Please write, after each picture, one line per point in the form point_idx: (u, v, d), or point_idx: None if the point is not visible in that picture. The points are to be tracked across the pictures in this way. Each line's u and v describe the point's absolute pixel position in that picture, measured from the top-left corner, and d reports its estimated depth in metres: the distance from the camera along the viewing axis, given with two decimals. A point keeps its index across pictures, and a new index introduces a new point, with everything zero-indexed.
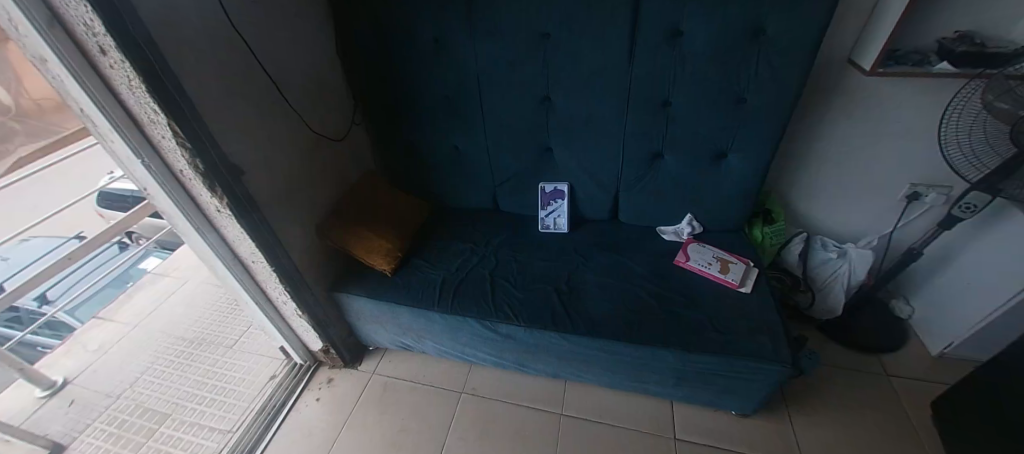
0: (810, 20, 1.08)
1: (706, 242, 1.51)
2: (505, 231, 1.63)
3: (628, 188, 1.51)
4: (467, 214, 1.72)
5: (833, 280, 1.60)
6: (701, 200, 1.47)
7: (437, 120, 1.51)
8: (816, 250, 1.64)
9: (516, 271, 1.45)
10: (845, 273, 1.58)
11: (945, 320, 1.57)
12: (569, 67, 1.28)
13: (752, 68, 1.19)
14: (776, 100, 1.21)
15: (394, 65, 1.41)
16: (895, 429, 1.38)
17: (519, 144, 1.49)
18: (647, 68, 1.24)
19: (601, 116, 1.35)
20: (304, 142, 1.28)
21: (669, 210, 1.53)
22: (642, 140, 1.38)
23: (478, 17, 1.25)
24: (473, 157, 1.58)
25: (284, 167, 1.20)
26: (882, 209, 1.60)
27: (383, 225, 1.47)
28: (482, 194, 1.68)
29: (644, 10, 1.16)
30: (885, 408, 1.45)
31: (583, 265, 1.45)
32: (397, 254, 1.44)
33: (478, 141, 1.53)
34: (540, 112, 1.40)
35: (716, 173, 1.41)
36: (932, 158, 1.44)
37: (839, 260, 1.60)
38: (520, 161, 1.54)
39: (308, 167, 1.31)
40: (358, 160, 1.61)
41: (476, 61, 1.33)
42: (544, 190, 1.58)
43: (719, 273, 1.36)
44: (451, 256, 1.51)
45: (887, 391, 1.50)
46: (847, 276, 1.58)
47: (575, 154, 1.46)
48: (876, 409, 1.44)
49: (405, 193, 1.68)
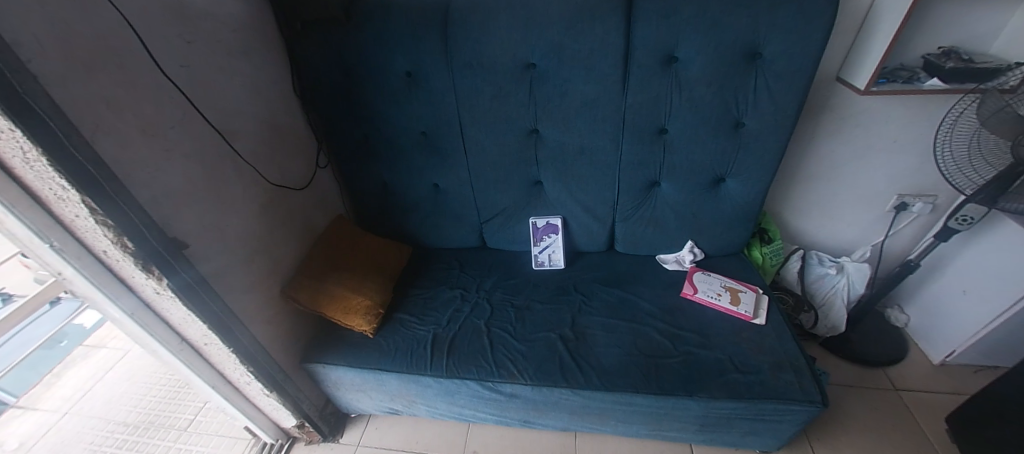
0: (809, 42, 1.03)
1: (710, 268, 1.44)
2: (496, 271, 1.50)
3: (625, 218, 1.42)
4: (453, 254, 1.58)
5: (832, 295, 1.58)
6: (701, 226, 1.40)
7: (414, 157, 1.37)
8: (812, 266, 1.62)
9: (514, 318, 1.31)
10: (844, 287, 1.57)
11: (942, 329, 1.56)
12: (558, 97, 1.17)
13: (751, 91, 1.12)
14: (776, 123, 1.15)
15: (362, 101, 1.26)
16: (910, 446, 1.36)
17: (506, 179, 1.37)
18: (642, 95, 1.15)
19: (594, 147, 1.25)
20: (262, 196, 1.10)
21: (668, 238, 1.45)
22: (638, 169, 1.29)
23: (456, 47, 1.12)
24: (456, 194, 1.45)
25: (239, 229, 1.02)
26: (872, 220, 1.59)
27: (360, 279, 1.31)
28: (468, 232, 1.55)
29: (637, 35, 1.07)
30: (897, 425, 1.42)
31: (585, 305, 1.34)
32: (378, 311, 1.27)
33: (461, 178, 1.39)
34: (527, 145, 1.28)
35: (715, 198, 1.34)
36: (919, 170, 1.44)
37: (837, 275, 1.59)
38: (508, 196, 1.42)
39: (268, 223, 1.13)
40: (326, 205, 1.44)
41: (454, 94, 1.21)
42: (536, 225, 1.47)
43: (729, 304, 1.28)
44: (440, 306, 1.36)
45: (897, 406, 1.47)
46: (846, 290, 1.57)
47: (568, 186, 1.36)
48: (891, 428, 1.41)
49: (381, 238, 1.52)
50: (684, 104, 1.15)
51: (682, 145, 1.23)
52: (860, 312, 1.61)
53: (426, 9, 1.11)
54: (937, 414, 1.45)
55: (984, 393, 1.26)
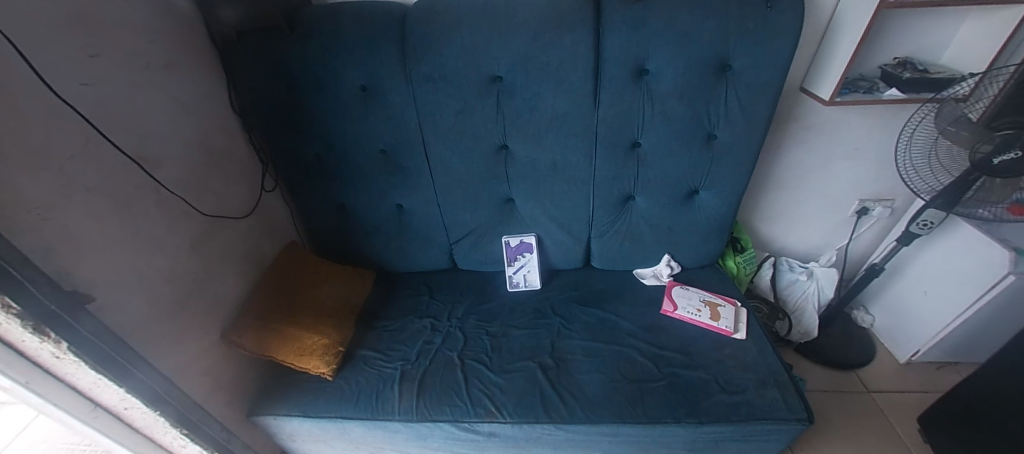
0: (779, 54, 1.00)
1: (687, 281, 1.41)
2: (468, 295, 1.41)
3: (600, 234, 1.37)
4: (421, 278, 1.48)
5: (803, 301, 1.60)
6: (676, 239, 1.37)
7: (372, 178, 1.25)
8: (784, 273, 1.63)
9: (489, 347, 1.22)
10: (814, 293, 1.59)
11: (906, 330, 1.61)
12: (526, 111, 1.10)
13: (723, 103, 1.09)
14: (748, 135, 1.13)
15: (311, 118, 1.14)
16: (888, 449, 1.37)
17: (475, 198, 1.29)
18: (613, 109, 1.09)
19: (566, 164, 1.19)
20: (191, 231, 0.96)
21: (644, 253, 1.41)
22: (612, 184, 1.24)
23: (414, 59, 1.03)
24: (422, 216, 1.34)
25: (163, 270, 0.88)
26: (836, 225, 1.62)
27: (316, 316, 1.19)
28: (437, 254, 1.45)
29: (606, 46, 1.01)
30: (874, 428, 1.43)
31: (564, 328, 1.27)
32: (337, 350, 1.15)
33: (426, 198, 1.29)
34: (495, 162, 1.20)
35: (689, 211, 1.32)
36: (878, 175, 1.47)
37: (807, 281, 1.60)
38: (477, 216, 1.33)
39: (201, 262, 0.98)
40: (275, 233, 1.30)
41: (414, 110, 1.11)
42: (509, 245, 1.39)
43: (710, 320, 1.25)
44: (408, 339, 1.25)
45: (871, 409, 1.49)
46: (817, 295, 1.59)
47: (541, 204, 1.29)
48: (868, 432, 1.42)
49: (339, 267, 1.39)
50: (656, 117, 1.11)
51: (655, 159, 1.19)
52: (829, 317, 1.64)
53: (378, 19, 1.01)
54: (909, 414, 1.47)
55: (952, 392, 1.30)
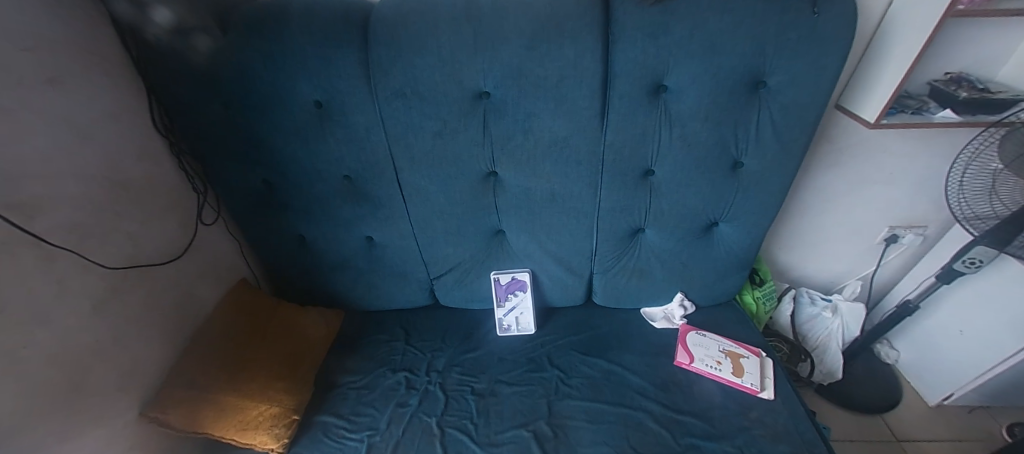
0: (826, 69, 0.82)
1: (702, 324, 1.25)
2: (453, 340, 1.23)
3: (603, 270, 1.18)
4: (398, 319, 1.29)
5: (826, 337, 1.46)
6: (690, 277, 1.20)
7: (335, 210, 1.05)
8: (806, 307, 1.48)
9: (475, 411, 1.06)
10: (838, 330, 1.45)
11: (937, 371, 1.48)
12: (518, 134, 0.91)
13: (754, 127, 0.90)
14: (782, 163, 0.95)
15: (256, 141, 0.93)
16: None
17: (458, 232, 1.09)
18: (622, 132, 0.90)
19: (566, 194, 1.00)
20: (80, 293, 0.75)
21: (654, 290, 1.23)
22: (618, 217, 1.05)
23: (379, 72, 0.84)
24: (396, 252, 1.15)
25: (35, 351, 0.68)
26: (861, 253, 1.46)
27: (268, 376, 1.01)
28: (416, 292, 1.25)
29: (616, 58, 0.81)
30: None
31: (563, 384, 1.11)
32: (291, 418, 0.99)
33: (401, 233, 1.10)
34: (482, 192, 1.01)
35: (706, 245, 1.14)
36: (913, 201, 1.31)
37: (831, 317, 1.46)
38: (461, 251, 1.14)
39: (97, 330, 0.79)
40: (218, 273, 1.10)
41: (383, 132, 0.91)
42: (499, 282, 1.19)
43: (733, 376, 1.10)
44: (379, 401, 1.09)
45: None
46: (841, 332, 1.45)
47: (536, 238, 1.10)
48: None
49: (299, 309, 1.19)
50: (674, 143, 0.92)
51: (671, 190, 1.00)
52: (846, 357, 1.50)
53: (333, 21, 0.81)
54: None
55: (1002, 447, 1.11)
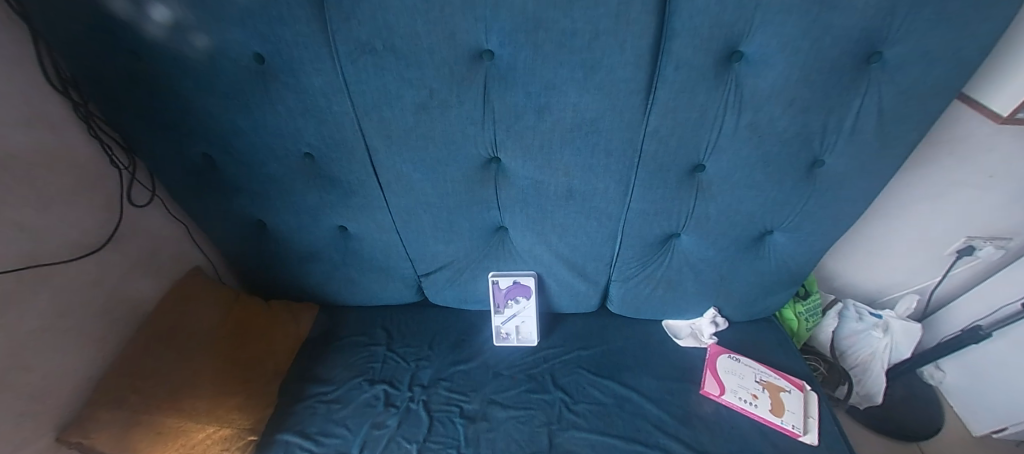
0: (978, 39, 0.57)
1: (730, 346, 1.08)
2: (443, 349, 1.07)
3: (623, 278, 0.99)
4: (379, 318, 1.13)
5: (870, 358, 1.30)
6: (726, 291, 1.00)
7: (298, 197, 0.84)
8: (850, 322, 1.31)
9: (464, 439, 0.92)
10: (886, 351, 1.29)
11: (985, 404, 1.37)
12: (531, 113, 0.68)
13: (851, 116, 0.66)
14: (873, 167, 0.72)
15: (189, 104, 0.72)
16: None
17: (450, 230, 0.89)
18: (672, 116, 0.66)
19: (587, 192, 0.78)
20: None
21: (681, 303, 1.04)
22: (650, 222, 0.83)
23: (339, 17, 0.60)
24: (375, 248, 0.95)
25: None
26: (922, 264, 1.25)
27: (219, 390, 0.86)
28: (401, 289, 1.06)
29: (678, 8, 0.56)
30: None
31: (568, 411, 0.97)
32: (247, 438, 0.85)
33: (381, 227, 0.89)
34: (481, 183, 0.79)
35: (752, 257, 0.93)
36: (1004, 210, 1.07)
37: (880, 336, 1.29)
38: (453, 250, 0.94)
39: None
40: (158, 262, 0.91)
41: (348, 101, 0.68)
42: (499, 287, 1.00)
43: (771, 414, 0.95)
44: (354, 420, 0.95)
45: None
46: (887, 354, 1.29)
47: (545, 240, 0.89)
48: None
49: (260, 305, 1.03)
50: (739, 134, 0.68)
51: (723, 193, 0.78)
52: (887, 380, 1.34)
53: None
54: None
55: None
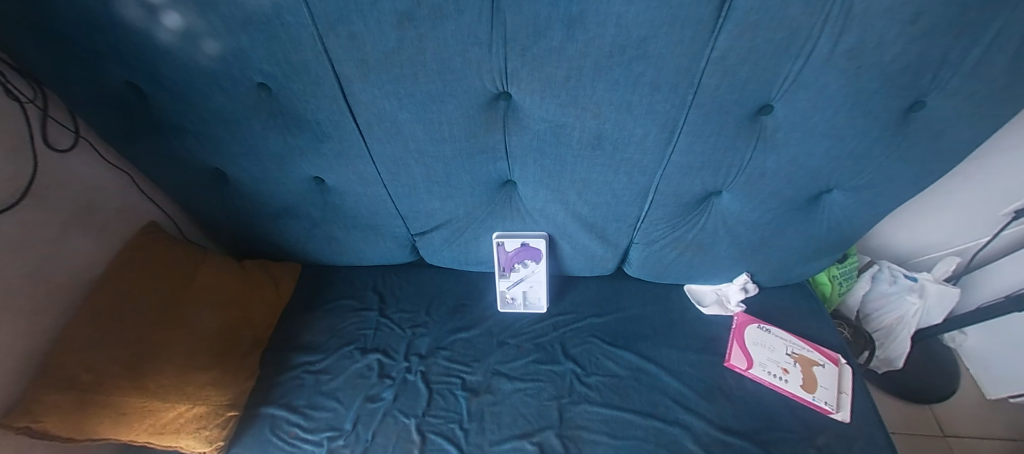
0: None
1: (759, 315, 0.98)
2: (442, 315, 0.97)
3: (649, 240, 0.86)
4: (371, 280, 1.01)
5: (898, 322, 1.22)
6: (764, 255, 0.88)
7: (259, 141, 0.68)
8: (882, 284, 1.23)
9: (466, 413, 0.84)
10: (916, 316, 1.20)
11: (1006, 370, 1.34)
12: (556, 30, 0.50)
13: (984, 42, 0.49)
14: (988, 112, 0.56)
15: (92, 11, 0.53)
16: None
17: (449, 185, 0.74)
18: (749, 35, 0.49)
19: (620, 138, 0.62)
20: None
21: (711, 268, 0.92)
22: (692, 178, 0.68)
23: None
24: (358, 206, 0.80)
25: None
26: (973, 224, 1.15)
27: (189, 363, 0.75)
28: (393, 251, 0.92)
29: None
30: None
31: (579, 383, 0.88)
32: (227, 414, 0.75)
33: (364, 180, 0.73)
34: (486, 126, 0.63)
35: (801, 219, 0.80)
36: None
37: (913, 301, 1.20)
38: (452, 208, 0.80)
39: None
40: (93, 218, 0.77)
41: (307, 8, 0.50)
42: (504, 249, 0.86)
43: (801, 390, 0.88)
44: (345, 392, 0.86)
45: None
46: (916, 320, 1.20)
47: (563, 197, 0.74)
48: None
49: (233, 266, 0.90)
50: (831, 64, 0.51)
51: (789, 143, 0.62)
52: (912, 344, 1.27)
53: None
54: None
55: None
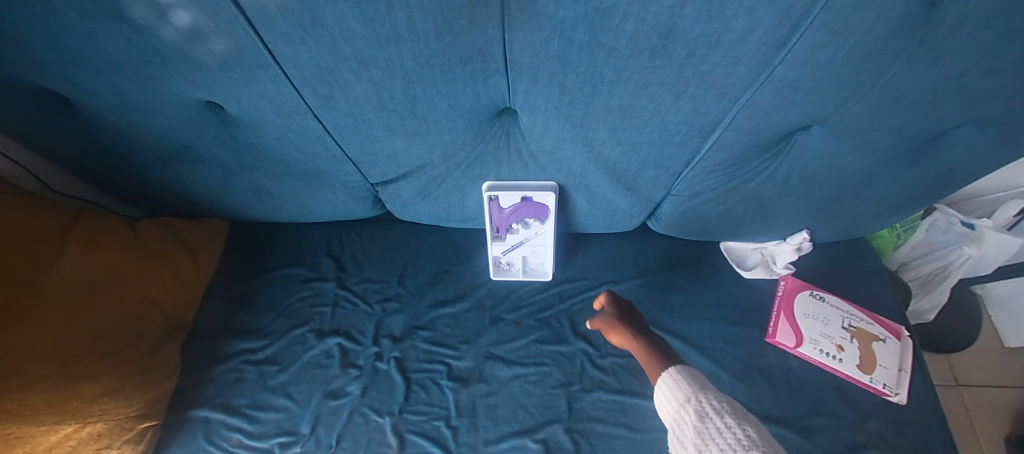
0: None
1: (808, 280, 0.81)
2: (419, 285, 0.78)
3: (693, 194, 0.64)
4: (324, 243, 0.81)
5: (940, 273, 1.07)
6: (833, 211, 0.68)
7: (80, 40, 0.40)
8: (931, 230, 1.06)
9: (454, 407, 0.67)
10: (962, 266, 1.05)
11: None
12: None
13: None
14: None
15: None
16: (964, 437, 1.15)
17: (418, 120, 0.49)
18: None
19: (699, 37, 0.36)
20: None
21: (761, 226, 0.72)
22: (790, 106, 0.44)
23: None
24: (286, 150, 0.55)
25: None
26: None
27: (77, 368, 0.56)
28: (348, 206, 0.69)
29: None
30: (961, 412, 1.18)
31: (592, 366, 0.71)
32: (141, 424, 0.59)
33: (283, 110, 0.48)
34: (468, 15, 0.36)
35: (908, 164, 0.57)
36: None
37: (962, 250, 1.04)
38: (424, 151, 0.56)
39: None
40: None
41: None
42: (500, 206, 0.65)
43: (858, 371, 0.73)
44: (300, 386, 0.68)
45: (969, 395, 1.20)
46: (961, 271, 1.06)
47: (585, 136, 0.51)
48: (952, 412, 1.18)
49: (124, 232, 0.67)
50: None
51: (970, 46, 0.37)
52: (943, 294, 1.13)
53: None
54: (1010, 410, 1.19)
55: None
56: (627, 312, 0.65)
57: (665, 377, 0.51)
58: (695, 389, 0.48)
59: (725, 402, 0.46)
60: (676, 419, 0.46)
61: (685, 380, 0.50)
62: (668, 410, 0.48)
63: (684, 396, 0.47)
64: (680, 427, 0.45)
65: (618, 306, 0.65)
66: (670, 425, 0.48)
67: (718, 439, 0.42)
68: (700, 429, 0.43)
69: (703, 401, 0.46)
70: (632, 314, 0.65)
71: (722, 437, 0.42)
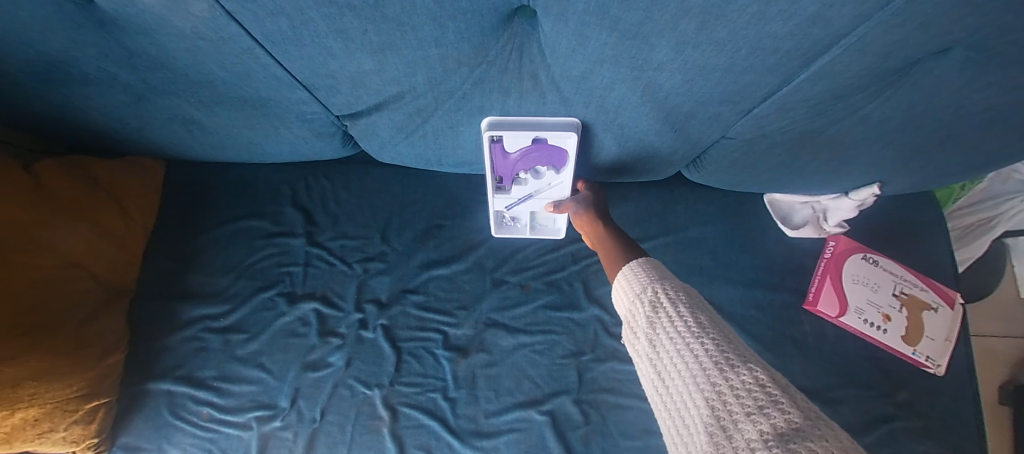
0: None
1: (859, 240, 0.70)
2: (406, 242, 0.66)
3: (752, 138, 0.50)
4: (287, 189, 0.67)
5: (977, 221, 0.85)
6: (920, 164, 0.54)
7: None
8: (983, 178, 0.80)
9: (451, 379, 0.59)
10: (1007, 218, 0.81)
11: None
12: None
13: None
14: None
15: None
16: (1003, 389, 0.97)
17: (388, 29, 0.34)
18: None
19: None
20: None
21: (820, 179, 0.59)
22: (963, 12, 0.29)
23: None
24: (208, 67, 0.40)
25: None
26: None
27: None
28: (310, 143, 0.54)
29: None
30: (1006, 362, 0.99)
31: (608, 335, 0.62)
32: (90, 403, 0.51)
33: (178, 5, 0.32)
34: None
35: None
36: None
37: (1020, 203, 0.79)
38: (401, 74, 0.40)
39: None
40: None
41: None
42: (501, 151, 0.51)
43: (903, 344, 0.65)
44: (273, 355, 0.59)
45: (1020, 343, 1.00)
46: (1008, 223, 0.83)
47: (628, 50, 0.35)
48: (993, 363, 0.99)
49: (19, 177, 0.53)
50: None
51: None
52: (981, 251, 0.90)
53: None
54: None
55: None
56: (600, 205, 0.56)
57: (624, 271, 0.42)
58: (653, 280, 0.38)
59: (685, 292, 0.36)
60: (630, 313, 0.37)
61: (645, 272, 0.40)
62: (624, 306, 0.39)
63: (639, 287, 0.38)
64: (633, 321, 0.37)
65: (594, 195, 0.57)
66: (626, 320, 0.39)
67: (667, 327, 0.33)
68: (652, 319, 0.34)
69: (659, 292, 0.36)
70: (601, 207, 0.56)
71: (672, 325, 0.33)
